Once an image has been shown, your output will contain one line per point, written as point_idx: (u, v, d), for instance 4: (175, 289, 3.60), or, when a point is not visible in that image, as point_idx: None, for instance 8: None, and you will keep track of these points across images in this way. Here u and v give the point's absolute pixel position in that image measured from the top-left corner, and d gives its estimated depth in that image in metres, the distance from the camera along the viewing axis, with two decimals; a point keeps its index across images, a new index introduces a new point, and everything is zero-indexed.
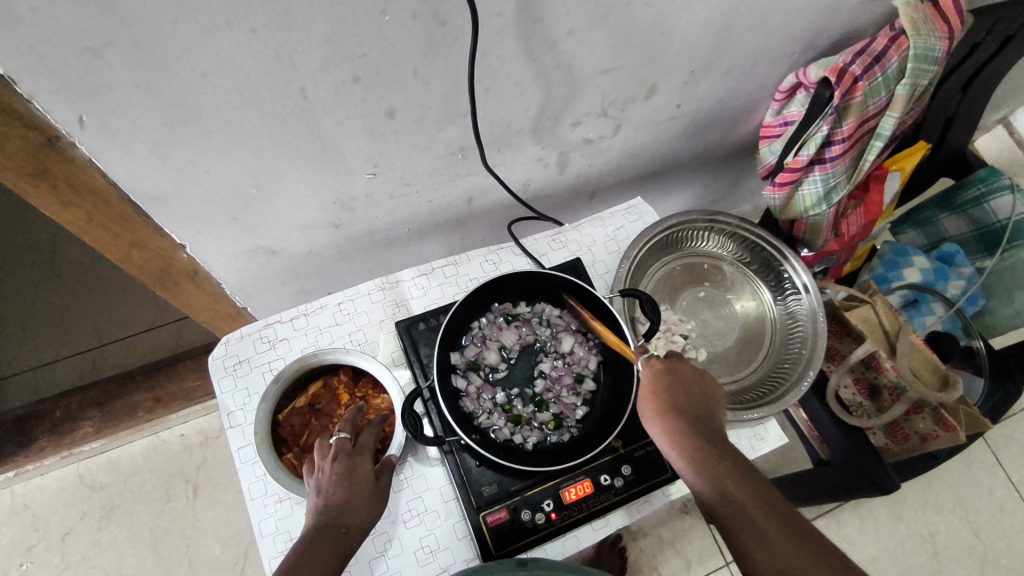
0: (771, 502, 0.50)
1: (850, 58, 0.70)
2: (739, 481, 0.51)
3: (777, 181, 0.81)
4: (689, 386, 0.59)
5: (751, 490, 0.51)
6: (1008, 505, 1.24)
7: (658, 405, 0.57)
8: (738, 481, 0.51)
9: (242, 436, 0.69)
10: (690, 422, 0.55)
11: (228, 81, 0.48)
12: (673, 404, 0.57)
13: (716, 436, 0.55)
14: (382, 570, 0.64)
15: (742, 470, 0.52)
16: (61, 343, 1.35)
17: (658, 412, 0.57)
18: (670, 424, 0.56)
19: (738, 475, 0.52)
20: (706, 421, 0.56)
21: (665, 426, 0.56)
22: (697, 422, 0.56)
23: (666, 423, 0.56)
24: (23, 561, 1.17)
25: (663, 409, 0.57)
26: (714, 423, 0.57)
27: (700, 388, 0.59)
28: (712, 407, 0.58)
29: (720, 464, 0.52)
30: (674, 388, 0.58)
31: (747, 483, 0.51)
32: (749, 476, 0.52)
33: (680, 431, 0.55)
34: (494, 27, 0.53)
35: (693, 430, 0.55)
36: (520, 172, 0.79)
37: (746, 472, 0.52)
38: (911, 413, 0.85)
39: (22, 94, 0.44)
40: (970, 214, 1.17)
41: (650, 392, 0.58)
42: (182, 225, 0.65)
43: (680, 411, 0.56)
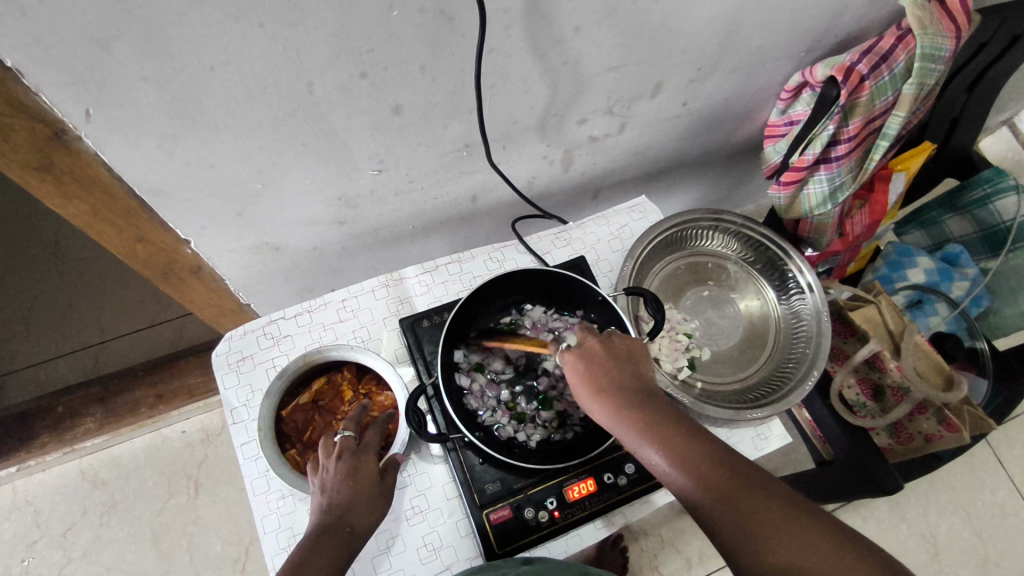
0: (752, 477, 0.46)
1: (856, 57, 0.70)
2: (712, 459, 0.47)
3: (782, 180, 0.81)
4: (625, 366, 0.55)
5: (729, 469, 0.47)
6: (1010, 506, 1.24)
7: (602, 395, 0.52)
8: (712, 461, 0.47)
9: (245, 432, 0.69)
10: (640, 404, 0.51)
11: (235, 74, 0.48)
12: (616, 389, 0.53)
13: (671, 412, 0.51)
14: (386, 567, 0.64)
15: (712, 447, 0.48)
16: (63, 339, 1.35)
17: (605, 402, 0.52)
18: (622, 414, 0.51)
19: (709, 453, 0.48)
20: (656, 399, 0.52)
21: (618, 417, 0.51)
22: (647, 403, 0.51)
23: (618, 413, 0.51)
24: (24, 557, 1.18)
25: (608, 397, 0.52)
26: (662, 399, 0.53)
27: (634, 366, 0.55)
28: (652, 383, 0.55)
29: (688, 447, 0.48)
30: (608, 373, 0.54)
31: (722, 462, 0.47)
32: (721, 452, 0.48)
33: (635, 418, 0.50)
34: (502, 23, 0.52)
35: (647, 412, 0.50)
36: (525, 169, 0.79)
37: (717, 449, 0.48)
38: (915, 413, 0.85)
39: (29, 87, 0.44)
40: (975, 215, 1.16)
41: (588, 383, 0.54)
42: (187, 220, 0.65)
43: (624, 396, 0.52)
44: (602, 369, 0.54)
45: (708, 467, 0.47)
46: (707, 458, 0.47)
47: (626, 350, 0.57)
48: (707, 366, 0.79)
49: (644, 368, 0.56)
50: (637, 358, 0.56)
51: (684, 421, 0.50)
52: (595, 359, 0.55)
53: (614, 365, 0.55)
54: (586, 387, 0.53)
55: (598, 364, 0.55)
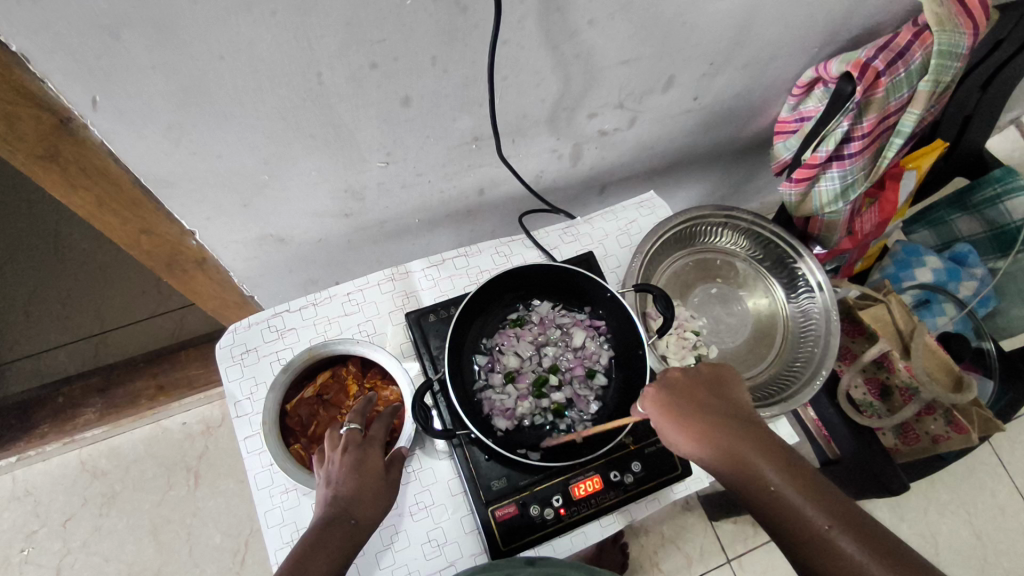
0: (849, 514, 0.44)
1: (872, 52, 0.69)
2: (804, 491, 0.45)
3: (794, 177, 0.80)
4: (708, 389, 0.54)
5: (823, 502, 0.45)
6: (1010, 507, 1.24)
7: (684, 422, 0.51)
8: (803, 492, 0.45)
9: (249, 426, 0.68)
10: (727, 430, 0.50)
11: (244, 63, 0.47)
12: (701, 414, 0.51)
13: (760, 436, 0.49)
14: (389, 562, 0.63)
15: (805, 477, 0.46)
16: (64, 329, 1.35)
17: (689, 430, 0.51)
18: (709, 441, 0.49)
19: (802, 484, 0.46)
20: (746, 423, 0.51)
21: (704, 445, 0.50)
22: (735, 428, 0.50)
23: (703, 440, 0.50)
24: (24, 546, 1.17)
25: (692, 425, 0.51)
26: (752, 422, 0.51)
27: (718, 390, 0.54)
28: (742, 406, 0.54)
29: (780, 478, 0.46)
30: (689, 399, 0.53)
31: (814, 494, 0.45)
32: (815, 483, 0.46)
33: (723, 446, 0.49)
34: (517, 14, 0.51)
35: (735, 438, 0.49)
36: (533, 163, 0.78)
37: (809, 479, 0.46)
38: (922, 414, 0.85)
39: (35, 74, 0.43)
40: (984, 214, 1.15)
41: (670, 410, 0.52)
42: (192, 211, 0.64)
43: (711, 422, 0.50)
44: (683, 395, 0.53)
45: (799, 499, 0.45)
46: (799, 488, 0.46)
47: (711, 375, 0.56)
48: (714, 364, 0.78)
49: (730, 391, 0.55)
50: (723, 382, 0.55)
51: (774, 447, 0.48)
52: (674, 386, 0.54)
53: (700, 390, 0.54)
54: (667, 414, 0.52)
55: (678, 390, 0.54)
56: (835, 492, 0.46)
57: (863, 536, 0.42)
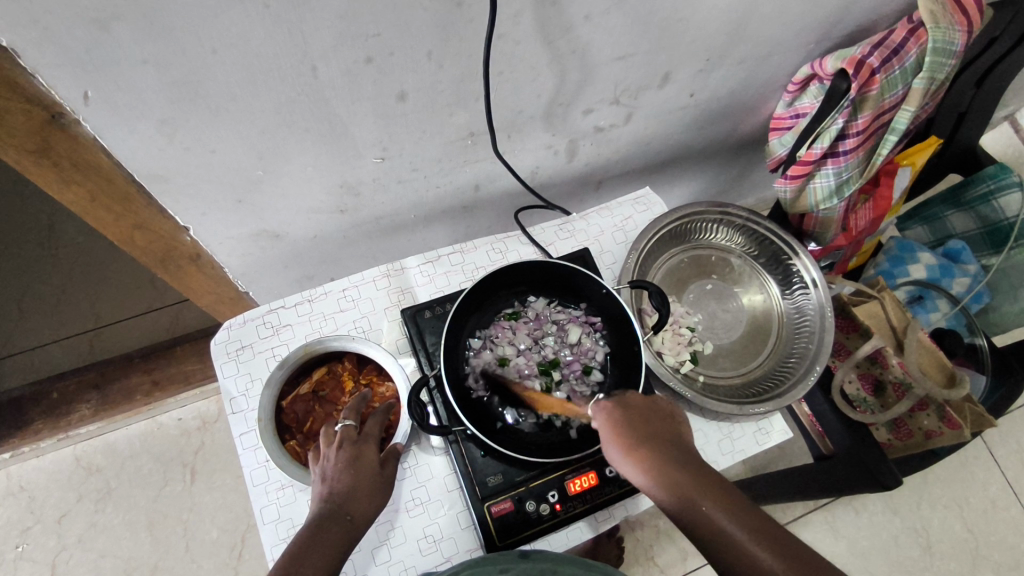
0: (782, 543, 0.42)
1: (868, 49, 0.69)
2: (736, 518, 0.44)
3: (789, 173, 0.80)
4: (656, 423, 0.54)
5: (742, 517, 0.44)
6: (1001, 500, 1.25)
7: (625, 446, 0.52)
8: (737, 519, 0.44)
9: (244, 422, 0.68)
10: (666, 456, 0.49)
11: (237, 57, 0.46)
12: (643, 441, 0.51)
13: (698, 466, 0.49)
14: (385, 558, 0.63)
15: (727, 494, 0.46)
16: (58, 325, 1.34)
17: (632, 452, 0.51)
18: (648, 465, 0.49)
19: (734, 511, 0.44)
20: (686, 453, 0.50)
21: (643, 468, 0.50)
22: (675, 455, 0.50)
23: (643, 464, 0.50)
24: (19, 543, 1.17)
25: (635, 451, 0.51)
26: (692, 454, 0.51)
27: (667, 421, 0.55)
28: (688, 440, 0.53)
29: (713, 506, 0.45)
30: (637, 424, 0.53)
31: (734, 508, 0.45)
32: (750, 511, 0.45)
33: (660, 469, 0.49)
34: (512, 9, 0.51)
35: (671, 465, 0.49)
36: (529, 159, 0.78)
37: (744, 508, 0.45)
38: (916, 409, 0.85)
39: (24, 68, 0.42)
40: (978, 211, 1.16)
41: (617, 433, 0.53)
42: (186, 207, 0.64)
43: (652, 448, 0.51)
44: (632, 420, 0.54)
45: (732, 526, 0.44)
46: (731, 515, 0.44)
47: (663, 407, 0.56)
48: (710, 361, 0.78)
49: (679, 426, 0.55)
50: (673, 416, 0.56)
51: (703, 470, 0.48)
52: (627, 409, 0.55)
53: (649, 418, 0.54)
54: (614, 437, 0.53)
55: (630, 414, 0.55)
56: (769, 521, 0.44)
57: (791, 564, 0.41)
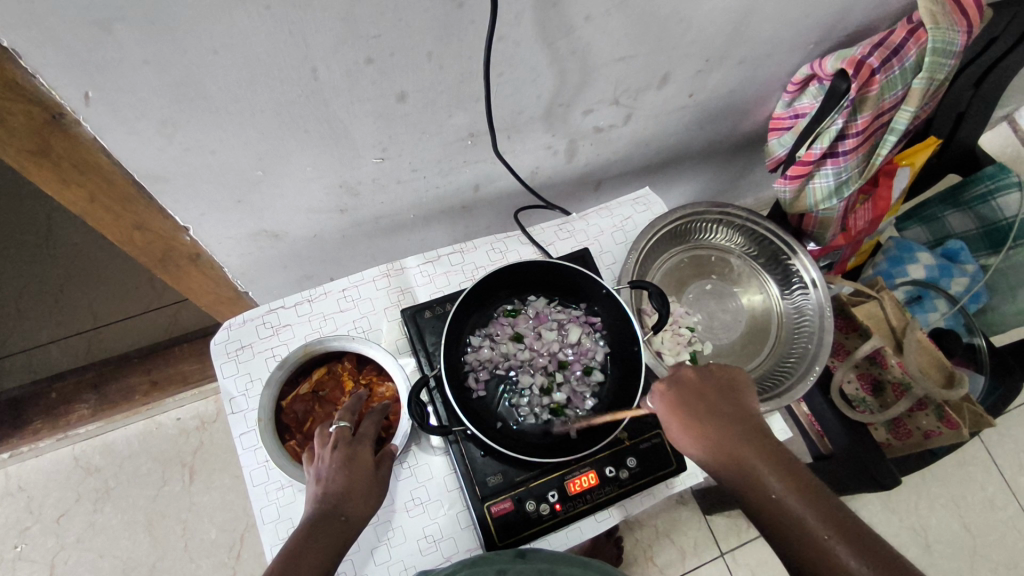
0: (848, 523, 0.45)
1: (868, 49, 0.69)
2: (804, 500, 0.47)
3: (789, 173, 0.81)
4: (720, 397, 0.55)
5: (812, 503, 0.47)
6: (999, 500, 1.25)
7: (690, 424, 0.53)
8: (804, 499, 0.47)
9: (244, 422, 0.68)
10: (730, 437, 0.52)
11: (238, 58, 0.46)
12: (708, 419, 0.53)
13: (764, 445, 0.51)
14: (384, 558, 0.63)
15: (797, 479, 0.48)
16: (56, 325, 1.33)
17: (695, 433, 0.53)
18: (714, 446, 0.52)
19: (802, 492, 0.47)
20: (751, 431, 0.52)
21: (709, 449, 0.52)
22: (740, 434, 0.52)
23: (708, 445, 0.52)
24: (17, 543, 1.17)
25: (699, 430, 0.53)
26: (757, 429, 0.52)
27: (728, 394, 0.55)
28: (754, 411, 0.55)
29: (781, 487, 0.48)
30: (697, 403, 0.54)
31: (804, 495, 0.47)
32: (816, 491, 0.47)
33: (726, 451, 0.51)
34: (512, 11, 0.51)
35: (738, 446, 0.51)
36: (529, 159, 0.78)
37: (810, 487, 0.48)
38: (914, 409, 0.86)
39: (26, 68, 0.42)
40: (977, 211, 1.17)
41: (677, 413, 0.55)
42: (186, 207, 0.64)
43: (717, 430, 0.52)
44: (691, 399, 0.55)
45: (800, 506, 0.47)
46: (799, 496, 0.47)
47: (722, 377, 0.57)
48: (710, 361, 0.78)
49: (743, 397, 0.56)
50: (735, 385, 0.56)
51: (771, 452, 0.50)
52: (683, 388, 0.56)
53: (708, 393, 0.55)
54: (675, 417, 0.54)
55: (687, 393, 0.55)
56: (836, 500, 0.47)
57: (863, 552, 0.43)
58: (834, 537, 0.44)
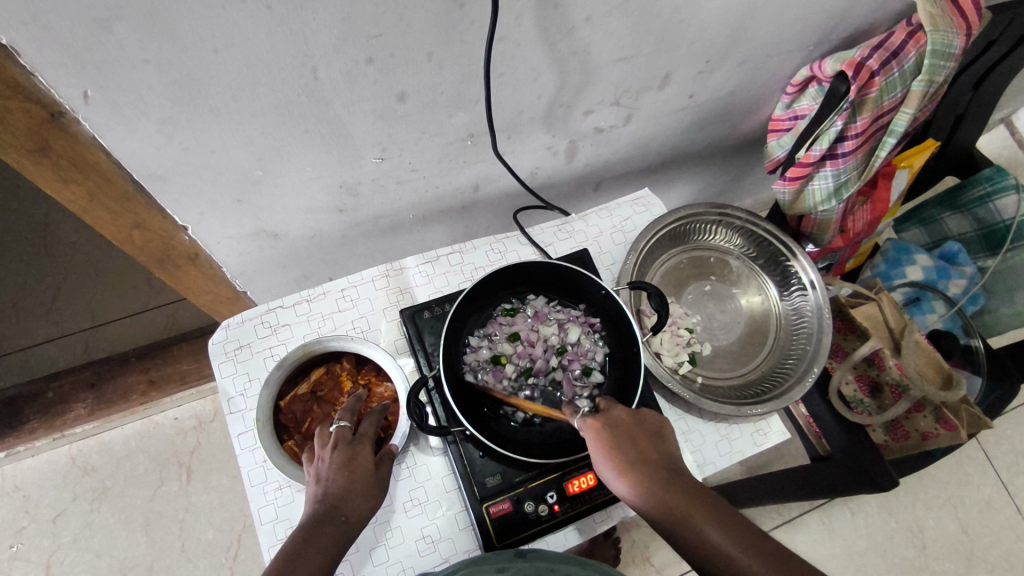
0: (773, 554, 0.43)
1: (867, 52, 0.70)
2: (730, 535, 0.45)
3: (788, 175, 0.81)
4: (647, 438, 0.54)
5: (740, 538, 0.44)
6: (996, 502, 1.26)
7: (617, 462, 0.51)
8: (728, 532, 0.45)
9: (242, 422, 0.68)
10: (659, 475, 0.50)
11: (239, 56, 0.46)
12: (634, 458, 0.51)
13: (690, 484, 0.49)
14: (383, 559, 0.63)
15: (723, 514, 0.46)
16: (53, 324, 1.33)
17: (624, 472, 0.51)
18: (643, 485, 0.49)
19: (729, 528, 0.45)
20: (676, 469, 0.51)
21: (637, 486, 0.49)
22: (665, 471, 0.50)
23: (637, 484, 0.49)
24: (12, 543, 1.16)
25: (627, 467, 0.51)
26: (684, 470, 0.51)
27: (658, 437, 0.54)
28: (679, 453, 0.53)
29: (706, 523, 0.46)
30: (626, 442, 0.53)
31: (731, 529, 0.45)
32: (741, 525, 0.45)
33: (655, 490, 0.49)
34: (513, 11, 0.51)
35: (666, 484, 0.49)
36: (528, 160, 0.78)
37: (737, 522, 0.45)
38: (912, 411, 0.86)
39: (25, 67, 0.42)
40: (974, 213, 1.17)
41: (608, 452, 0.53)
42: (185, 207, 0.63)
43: (645, 469, 0.50)
44: (621, 437, 0.53)
45: (725, 541, 0.44)
46: (726, 532, 0.45)
47: (653, 421, 0.56)
48: (709, 362, 0.78)
49: (669, 440, 0.54)
50: (665, 430, 0.55)
51: (697, 489, 0.48)
52: (615, 428, 0.54)
53: (638, 434, 0.54)
54: (606, 455, 0.52)
55: (618, 433, 0.54)
56: (759, 531, 0.45)
57: None
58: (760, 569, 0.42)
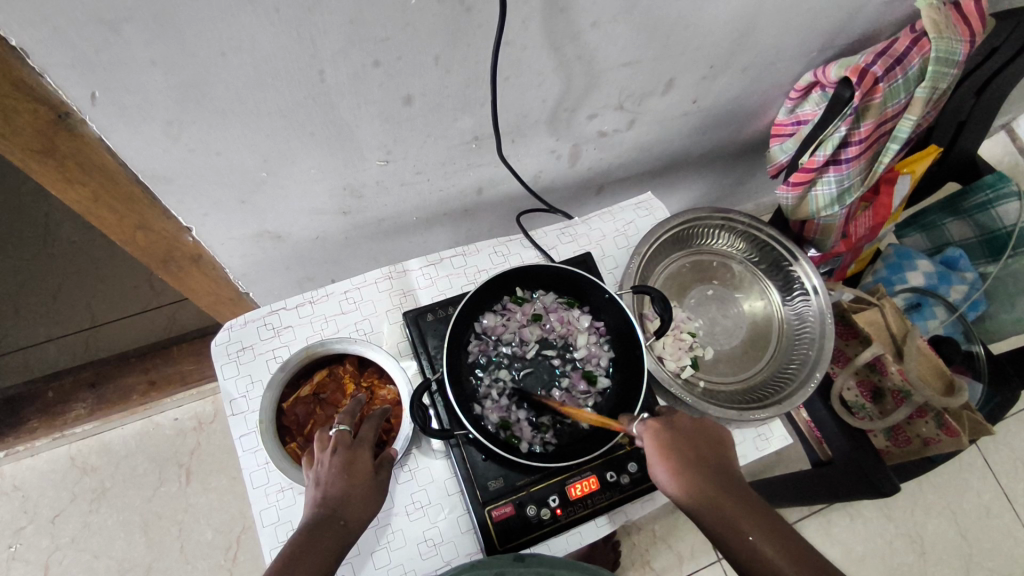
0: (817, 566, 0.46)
1: (871, 58, 0.70)
2: (779, 547, 0.47)
3: (791, 181, 0.80)
4: (702, 445, 0.56)
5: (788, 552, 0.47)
6: (995, 508, 1.26)
7: (673, 464, 0.54)
8: (776, 546, 0.47)
9: (244, 423, 0.68)
10: (714, 483, 0.52)
11: (246, 59, 0.46)
12: (689, 462, 0.54)
13: (743, 495, 0.51)
14: (383, 562, 0.63)
15: (774, 528, 0.49)
16: (53, 323, 1.33)
17: (677, 474, 0.53)
18: (699, 490, 0.51)
19: (777, 541, 0.48)
20: (730, 479, 0.53)
21: (690, 490, 0.52)
22: (719, 480, 0.52)
23: (693, 489, 0.52)
24: (11, 543, 1.16)
25: (682, 470, 0.53)
26: (737, 481, 0.53)
27: (715, 445, 0.56)
28: (731, 462, 0.56)
29: (756, 535, 0.48)
30: (685, 446, 0.55)
31: (780, 543, 0.48)
32: (790, 541, 0.48)
33: (711, 497, 0.51)
34: (521, 15, 0.51)
35: (721, 494, 0.51)
36: (532, 163, 0.78)
37: (786, 537, 0.48)
38: (914, 417, 0.86)
39: (33, 68, 0.42)
40: (976, 219, 1.17)
41: (666, 454, 0.54)
42: (189, 208, 0.63)
43: (702, 475, 0.52)
44: (681, 441, 0.55)
45: (775, 551, 0.47)
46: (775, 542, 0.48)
47: (710, 429, 0.58)
48: (710, 366, 0.78)
49: (723, 449, 0.56)
50: (722, 439, 0.57)
51: (748, 500, 0.51)
52: (674, 430, 0.56)
53: (694, 440, 0.56)
54: (661, 457, 0.55)
55: (676, 436, 0.56)
56: (807, 548, 0.48)
57: None
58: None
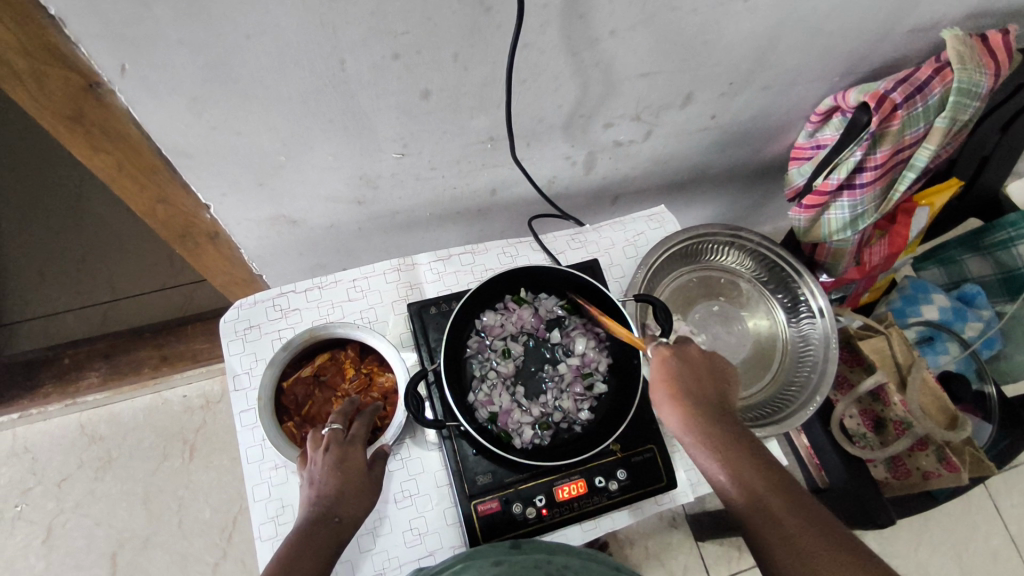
0: (796, 500, 0.49)
1: (891, 84, 0.70)
2: (779, 492, 0.49)
3: (805, 203, 0.81)
4: (708, 382, 0.57)
5: (777, 488, 0.50)
6: (1003, 554, 1.22)
7: (675, 394, 0.55)
8: (768, 483, 0.50)
9: (245, 400, 0.69)
10: (714, 418, 0.54)
11: (270, 43, 0.48)
12: (691, 396, 0.55)
13: (740, 433, 0.53)
14: (369, 547, 0.64)
15: (767, 466, 0.51)
16: (76, 293, 1.37)
17: (678, 405, 0.54)
18: (698, 422, 0.53)
19: (768, 478, 0.50)
20: (728, 417, 0.55)
21: (689, 421, 0.53)
22: (719, 416, 0.54)
23: (693, 420, 0.53)
24: (18, 502, 1.19)
25: (683, 402, 0.54)
26: (734, 418, 0.55)
27: (719, 384, 0.58)
28: (729, 400, 0.57)
29: (749, 470, 0.50)
30: (690, 380, 0.56)
31: (771, 479, 0.50)
32: (781, 480, 0.50)
33: (708, 431, 0.53)
34: (540, 18, 0.53)
35: (720, 429, 0.53)
36: (546, 168, 0.79)
37: (776, 476, 0.51)
38: (915, 449, 0.84)
39: (69, 38, 0.44)
40: (996, 256, 1.15)
41: (671, 385, 0.55)
42: (209, 185, 0.66)
43: (704, 409, 0.54)
44: (686, 376, 0.56)
45: (763, 486, 0.50)
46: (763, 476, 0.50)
47: (719, 368, 0.59)
48: None
49: (726, 389, 0.58)
50: (725, 378, 0.59)
51: (745, 439, 0.53)
52: (682, 364, 0.57)
53: (699, 376, 0.57)
54: (666, 386, 0.55)
55: (683, 370, 0.57)
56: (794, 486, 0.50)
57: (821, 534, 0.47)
58: (789, 515, 0.48)
